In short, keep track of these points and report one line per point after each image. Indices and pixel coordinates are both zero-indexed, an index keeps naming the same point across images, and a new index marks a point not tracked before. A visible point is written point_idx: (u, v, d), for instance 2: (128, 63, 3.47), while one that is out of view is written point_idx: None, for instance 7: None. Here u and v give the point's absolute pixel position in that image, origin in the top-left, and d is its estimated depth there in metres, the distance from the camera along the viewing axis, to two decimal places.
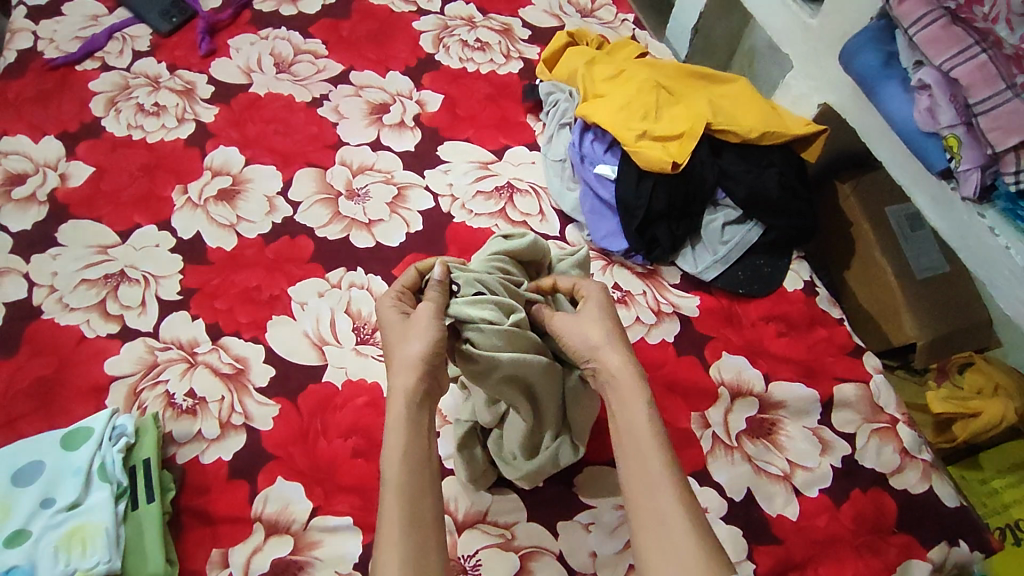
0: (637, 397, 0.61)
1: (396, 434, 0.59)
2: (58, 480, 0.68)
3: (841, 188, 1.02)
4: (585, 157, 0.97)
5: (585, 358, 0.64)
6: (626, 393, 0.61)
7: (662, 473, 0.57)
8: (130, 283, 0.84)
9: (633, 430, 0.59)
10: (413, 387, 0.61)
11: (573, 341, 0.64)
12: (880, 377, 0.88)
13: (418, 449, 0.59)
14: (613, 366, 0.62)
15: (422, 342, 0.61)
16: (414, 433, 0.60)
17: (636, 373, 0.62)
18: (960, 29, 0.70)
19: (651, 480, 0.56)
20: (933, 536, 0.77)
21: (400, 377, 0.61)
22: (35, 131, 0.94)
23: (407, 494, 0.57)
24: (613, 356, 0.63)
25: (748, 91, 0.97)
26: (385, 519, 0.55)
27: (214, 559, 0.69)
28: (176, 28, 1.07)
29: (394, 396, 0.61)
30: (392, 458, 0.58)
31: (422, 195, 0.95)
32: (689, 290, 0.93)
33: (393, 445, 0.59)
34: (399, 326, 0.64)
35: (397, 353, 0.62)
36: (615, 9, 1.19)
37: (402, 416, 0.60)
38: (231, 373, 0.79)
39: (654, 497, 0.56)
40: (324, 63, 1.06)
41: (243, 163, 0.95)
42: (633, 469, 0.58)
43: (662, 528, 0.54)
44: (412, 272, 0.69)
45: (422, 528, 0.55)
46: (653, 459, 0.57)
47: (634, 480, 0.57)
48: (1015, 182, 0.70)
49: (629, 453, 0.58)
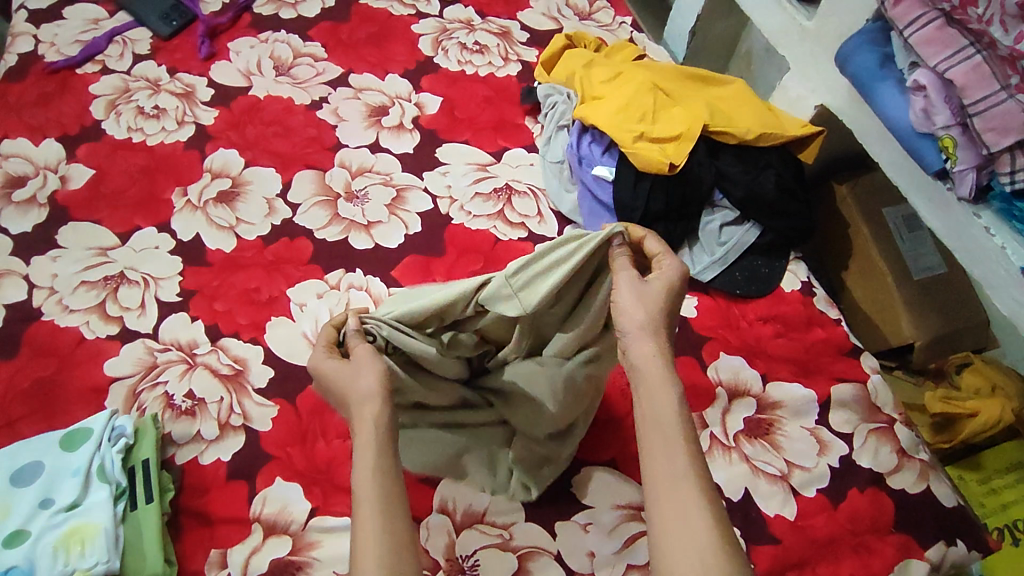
0: (667, 388, 0.58)
1: (366, 450, 0.56)
2: (57, 481, 0.68)
3: (838, 188, 1.02)
4: (583, 158, 0.97)
5: (621, 331, 0.61)
6: (654, 382, 0.58)
7: (687, 469, 0.54)
8: (130, 285, 0.84)
9: (659, 420, 0.56)
10: (377, 413, 0.58)
11: (625, 312, 0.60)
12: (877, 377, 0.88)
13: (390, 466, 0.55)
14: (645, 353, 0.59)
15: (375, 376, 0.59)
16: (385, 449, 0.56)
17: (664, 359, 0.59)
18: (954, 30, 0.70)
19: (677, 475, 0.53)
20: (931, 536, 0.77)
21: (361, 409, 0.58)
22: (35, 134, 0.95)
23: (385, 505, 0.52)
24: (649, 343, 0.60)
25: (744, 92, 0.98)
26: (360, 526, 0.52)
27: (213, 559, 0.69)
28: (176, 31, 1.08)
29: (360, 425, 0.57)
30: (363, 473, 0.54)
31: (421, 196, 0.96)
32: (687, 290, 0.94)
33: (362, 460, 0.55)
34: (341, 369, 0.60)
35: (353, 388, 0.59)
36: (613, 12, 1.20)
37: (371, 437, 0.56)
38: (230, 374, 0.79)
39: (678, 492, 0.53)
40: (324, 66, 1.06)
41: (243, 165, 0.95)
42: (656, 460, 0.55)
43: (683, 525, 0.51)
44: (327, 328, 0.66)
45: (399, 539, 0.51)
46: (679, 453, 0.54)
47: (657, 473, 0.54)
48: (1010, 182, 0.71)
49: (652, 444, 0.55)
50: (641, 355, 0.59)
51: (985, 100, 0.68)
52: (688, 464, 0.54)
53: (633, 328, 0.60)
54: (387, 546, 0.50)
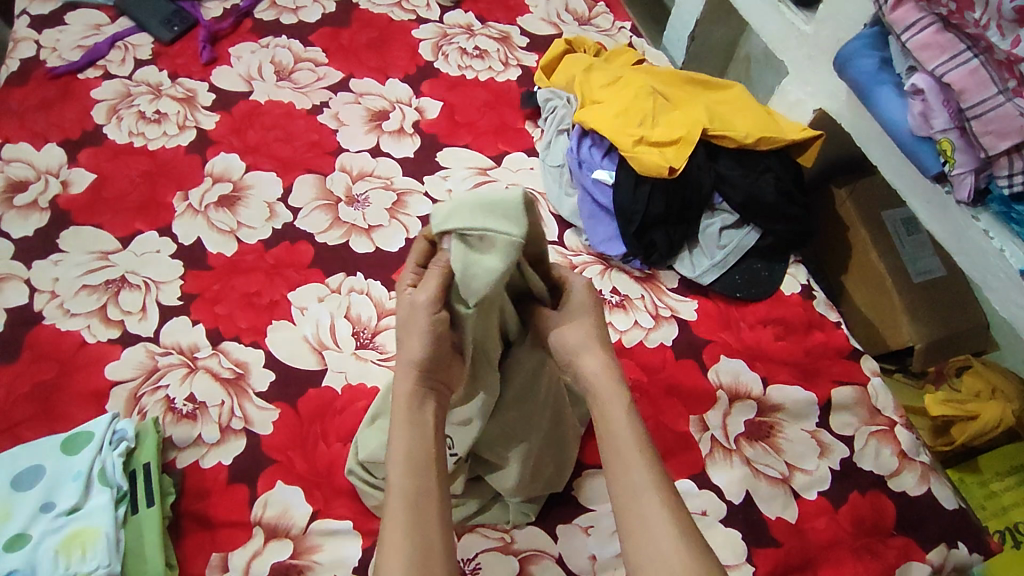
0: (619, 405, 0.61)
1: (399, 434, 0.59)
2: (57, 484, 0.68)
3: (837, 192, 1.03)
4: (583, 162, 0.97)
5: (564, 359, 0.63)
6: (607, 396, 0.61)
7: (645, 479, 0.57)
8: (131, 289, 0.84)
9: (615, 435, 0.59)
10: (412, 384, 0.61)
11: (555, 342, 0.63)
12: (878, 380, 0.88)
13: (422, 453, 0.58)
14: (591, 371, 0.62)
15: (422, 349, 0.60)
16: (416, 432, 0.59)
17: (612, 371, 0.62)
18: (951, 35, 0.70)
19: (635, 487, 0.57)
20: (932, 538, 0.77)
21: (403, 372, 0.61)
22: (37, 138, 0.95)
23: (414, 501, 0.56)
24: (591, 360, 0.62)
25: (742, 98, 0.98)
26: (391, 519, 0.55)
27: (214, 563, 0.69)
28: (178, 37, 1.08)
29: (397, 396, 0.61)
30: (394, 459, 0.58)
31: (422, 201, 0.96)
32: (687, 294, 0.94)
33: (396, 446, 0.59)
34: (405, 313, 0.61)
35: (401, 347, 0.61)
36: (612, 17, 1.21)
37: (404, 417, 0.60)
38: (230, 378, 0.79)
39: (640, 504, 0.56)
40: (324, 71, 1.07)
41: (243, 170, 0.95)
42: (616, 473, 0.58)
43: (649, 535, 0.54)
44: (423, 243, 0.62)
45: (430, 533, 0.55)
46: (638, 465, 0.58)
47: (620, 488, 0.58)
48: (1008, 185, 0.72)
49: (611, 462, 0.59)
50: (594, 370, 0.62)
51: (982, 103, 0.68)
52: (647, 472, 0.57)
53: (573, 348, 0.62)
54: (416, 544, 0.53)
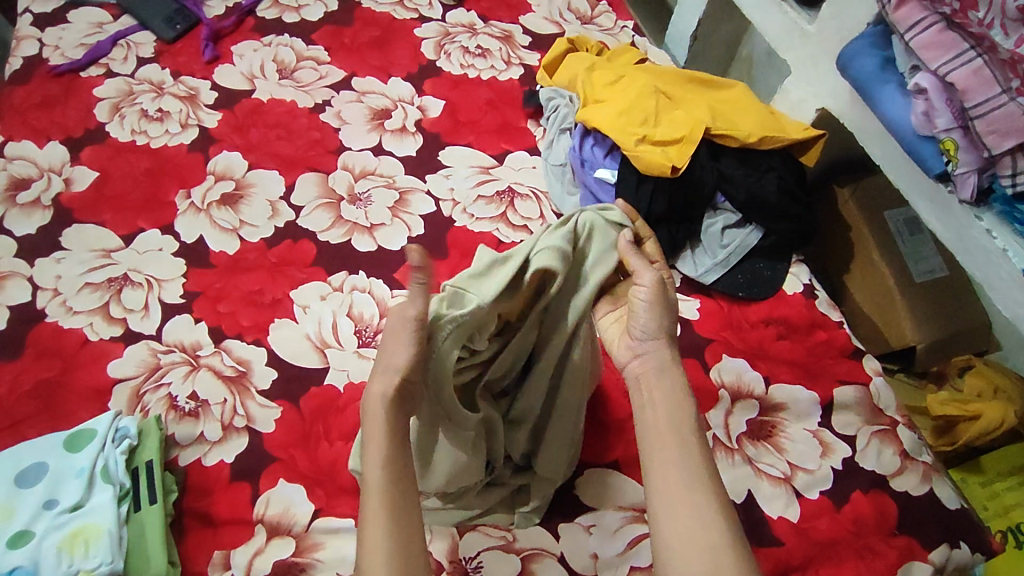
0: (680, 398, 0.61)
1: (375, 436, 0.58)
2: (60, 481, 0.68)
3: (841, 192, 1.02)
4: (585, 161, 0.97)
5: (647, 338, 0.63)
6: (671, 389, 0.61)
7: (700, 472, 0.57)
8: (133, 287, 0.84)
9: (674, 425, 0.59)
10: (394, 388, 0.58)
11: (648, 323, 0.63)
12: (880, 379, 0.88)
13: (399, 457, 0.57)
14: (665, 356, 0.63)
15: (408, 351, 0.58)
16: (393, 434, 0.58)
17: (675, 365, 0.63)
18: (955, 34, 0.70)
19: (690, 477, 0.56)
20: (934, 538, 0.77)
21: (379, 380, 0.59)
22: (40, 136, 0.95)
23: (393, 505, 0.55)
24: (665, 347, 0.63)
25: (745, 96, 0.98)
26: (367, 523, 0.54)
27: (216, 561, 0.69)
28: (179, 35, 1.08)
29: (371, 400, 0.59)
30: (371, 462, 0.57)
31: (424, 199, 0.96)
32: (689, 293, 0.94)
33: (372, 449, 0.57)
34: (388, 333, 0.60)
35: (382, 358, 0.59)
36: (614, 16, 1.20)
37: (382, 417, 0.58)
38: (233, 376, 0.79)
39: (694, 494, 0.56)
40: (327, 70, 1.07)
41: (245, 168, 0.95)
42: (669, 459, 0.57)
43: (702, 524, 0.54)
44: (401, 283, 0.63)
45: (407, 538, 0.54)
46: (694, 459, 0.58)
47: (669, 474, 0.57)
48: (1010, 185, 0.72)
49: (666, 449, 0.58)
50: (657, 362, 0.63)
51: (984, 104, 0.69)
52: (703, 465, 0.57)
53: (650, 334, 0.63)
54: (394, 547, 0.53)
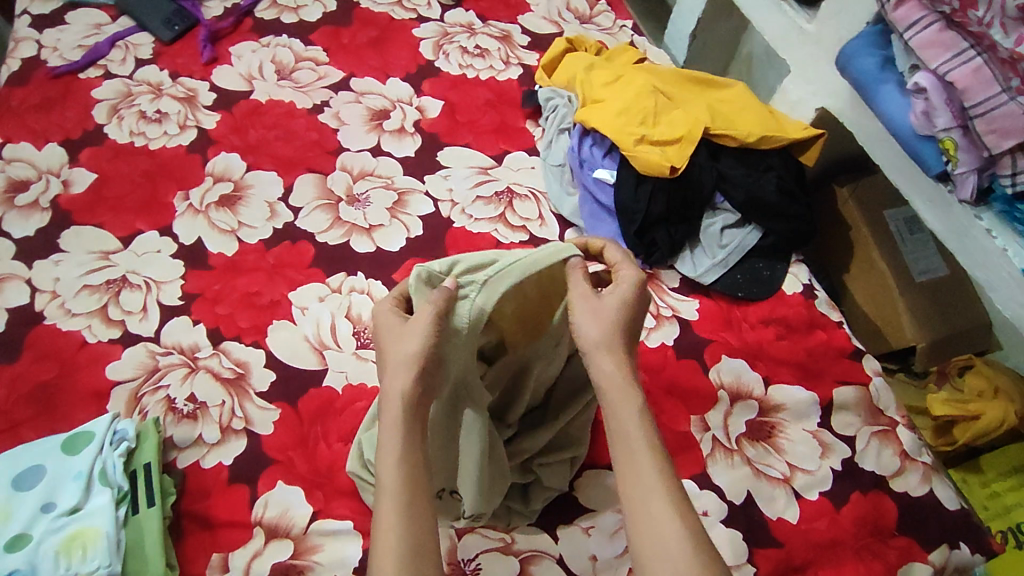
0: (629, 399, 0.57)
1: (390, 436, 0.57)
2: (58, 484, 0.68)
3: (840, 192, 1.02)
4: (584, 161, 0.97)
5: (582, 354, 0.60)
6: (616, 397, 0.57)
7: (655, 479, 0.54)
8: (132, 289, 0.84)
9: (624, 435, 0.56)
10: (406, 385, 0.57)
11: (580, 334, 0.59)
12: (879, 380, 0.88)
13: (414, 456, 0.56)
14: (604, 369, 0.58)
15: (422, 341, 0.57)
16: (411, 433, 0.57)
17: (627, 371, 0.58)
18: (954, 33, 0.69)
19: (643, 486, 0.54)
20: (935, 538, 0.77)
21: (395, 377, 0.57)
22: (38, 138, 0.95)
23: (406, 506, 0.54)
24: (606, 360, 0.58)
25: (744, 96, 0.98)
26: (382, 527, 0.53)
27: (214, 563, 0.69)
28: (178, 36, 1.08)
29: (390, 397, 0.57)
30: (387, 462, 0.56)
31: (422, 200, 0.96)
32: (689, 293, 0.93)
33: (386, 450, 0.56)
34: (397, 329, 0.60)
35: (393, 353, 0.58)
36: (613, 16, 1.20)
37: (396, 417, 0.57)
38: (231, 378, 0.79)
39: (647, 505, 0.53)
40: (325, 70, 1.06)
41: (243, 170, 0.95)
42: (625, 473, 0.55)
43: (658, 538, 0.52)
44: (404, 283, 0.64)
45: (421, 538, 0.53)
46: (647, 467, 0.55)
47: (628, 488, 0.55)
48: (1010, 184, 0.71)
49: (620, 463, 0.56)
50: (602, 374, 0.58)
51: (984, 103, 0.68)
52: (655, 472, 0.54)
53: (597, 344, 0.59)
54: (409, 549, 0.52)
